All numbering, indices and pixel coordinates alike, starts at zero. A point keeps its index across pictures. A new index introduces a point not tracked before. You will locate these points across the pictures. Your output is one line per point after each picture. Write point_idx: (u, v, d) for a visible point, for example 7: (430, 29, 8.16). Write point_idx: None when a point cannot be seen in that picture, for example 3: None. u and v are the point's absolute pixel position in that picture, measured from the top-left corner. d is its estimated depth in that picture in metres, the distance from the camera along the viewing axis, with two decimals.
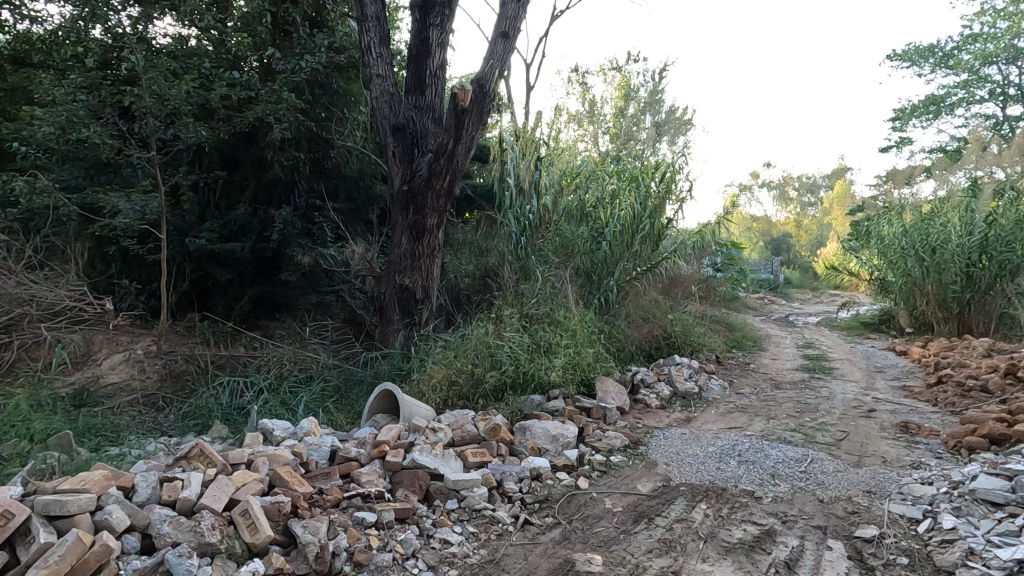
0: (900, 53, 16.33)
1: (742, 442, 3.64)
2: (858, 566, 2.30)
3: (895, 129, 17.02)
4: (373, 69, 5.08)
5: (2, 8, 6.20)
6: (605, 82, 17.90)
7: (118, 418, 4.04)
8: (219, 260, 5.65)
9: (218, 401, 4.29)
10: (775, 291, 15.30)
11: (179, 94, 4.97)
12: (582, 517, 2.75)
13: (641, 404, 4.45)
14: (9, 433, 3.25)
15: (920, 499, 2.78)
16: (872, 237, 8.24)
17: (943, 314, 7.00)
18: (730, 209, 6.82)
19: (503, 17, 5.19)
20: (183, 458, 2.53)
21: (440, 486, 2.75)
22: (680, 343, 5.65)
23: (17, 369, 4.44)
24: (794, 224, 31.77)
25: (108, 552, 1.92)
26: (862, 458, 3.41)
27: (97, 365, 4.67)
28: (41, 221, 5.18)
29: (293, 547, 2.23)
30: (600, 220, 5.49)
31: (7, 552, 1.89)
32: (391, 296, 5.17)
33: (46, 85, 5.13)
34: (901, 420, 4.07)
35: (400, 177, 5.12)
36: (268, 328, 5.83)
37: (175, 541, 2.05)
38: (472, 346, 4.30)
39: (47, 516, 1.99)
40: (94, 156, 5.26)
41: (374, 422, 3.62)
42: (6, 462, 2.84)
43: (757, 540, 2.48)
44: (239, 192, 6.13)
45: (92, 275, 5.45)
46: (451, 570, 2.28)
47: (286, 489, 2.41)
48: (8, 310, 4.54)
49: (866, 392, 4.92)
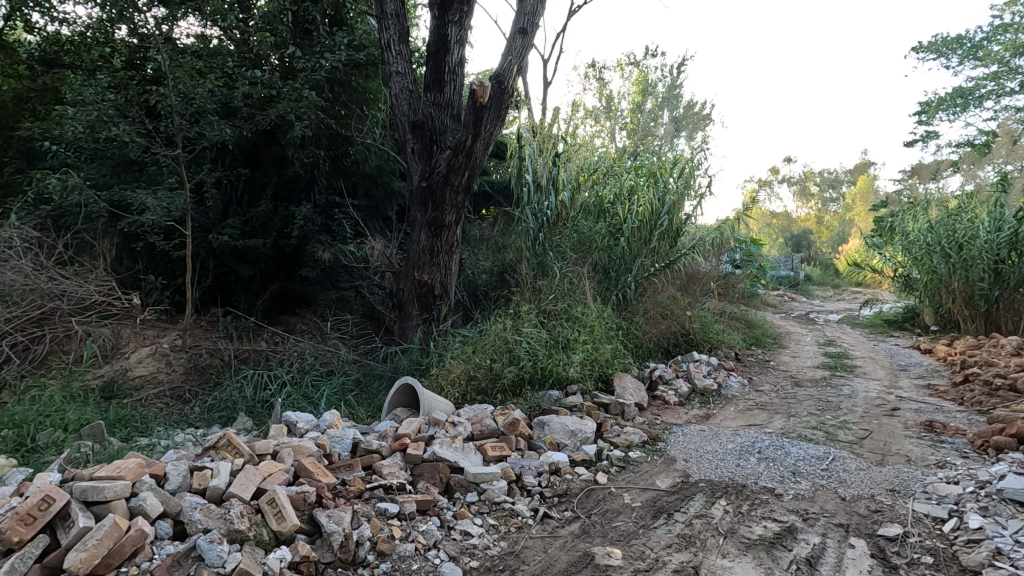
0: (926, 45, 15.96)
1: (762, 439, 3.61)
2: (881, 565, 2.28)
3: (920, 123, 16.64)
4: (393, 66, 5.13)
5: (34, 11, 6.39)
6: (622, 77, 17.71)
7: (146, 409, 4.15)
8: (241, 257, 5.74)
9: (242, 394, 4.39)
10: (795, 288, 15.03)
11: (203, 92, 5.07)
12: (601, 511, 2.76)
13: (659, 401, 4.45)
14: (44, 423, 3.36)
15: (945, 499, 2.73)
16: (896, 233, 8.08)
17: (970, 312, 6.84)
18: (750, 205, 6.73)
19: (521, 13, 5.20)
20: (211, 447, 2.59)
21: (460, 479, 2.78)
22: (699, 340, 5.60)
23: (50, 361, 4.57)
24: (815, 221, 31.22)
25: (143, 537, 1.98)
26: (886, 457, 3.35)
27: (125, 359, 4.76)
28: (72, 218, 5.34)
29: (318, 536, 2.27)
30: (618, 217, 5.45)
31: (48, 535, 1.97)
32: (410, 292, 5.21)
33: (76, 85, 5.25)
34: (925, 419, 4.00)
35: (419, 174, 5.18)
36: (289, 323, 5.93)
37: (206, 528, 2.10)
38: (490, 341, 4.34)
39: (85, 502, 2.06)
40: (122, 154, 5.40)
41: (394, 415, 3.67)
42: (43, 451, 2.95)
43: (778, 537, 2.47)
44: (261, 190, 6.24)
45: (120, 271, 5.59)
46: (472, 561, 2.31)
47: (311, 480, 2.47)
48: (40, 304, 4.71)
49: (889, 391, 4.85)
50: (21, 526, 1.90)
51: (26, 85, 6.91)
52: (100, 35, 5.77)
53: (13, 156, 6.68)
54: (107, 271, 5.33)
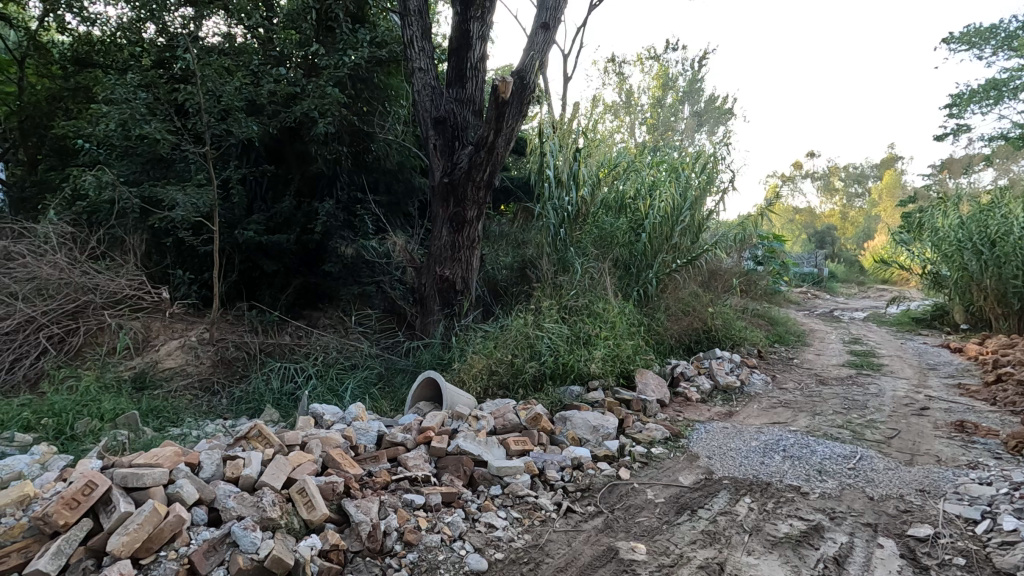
0: (958, 35, 15.50)
1: (787, 437, 3.57)
2: (912, 565, 2.25)
3: (951, 116, 16.19)
4: (416, 63, 5.15)
5: (65, 12, 6.56)
6: (642, 71, 17.42)
7: (176, 400, 4.26)
8: (266, 252, 5.85)
9: (269, 386, 4.49)
10: (819, 285, 14.80)
11: (231, 90, 5.23)
12: (624, 506, 2.77)
13: (681, 397, 4.43)
14: (82, 412, 3.48)
15: (978, 500, 2.68)
16: (925, 229, 7.88)
17: (1002, 310, 6.65)
18: (774, 200, 6.61)
19: (543, 7, 5.18)
20: (243, 438, 2.65)
21: (484, 473, 2.82)
22: (721, 337, 5.55)
23: (84, 353, 4.70)
24: (839, 217, 30.60)
25: (181, 522, 2.05)
26: (915, 457, 3.30)
27: (155, 351, 4.87)
28: (105, 215, 5.49)
29: (346, 525, 2.31)
30: (640, 212, 5.41)
31: (92, 519, 2.04)
32: (432, 287, 5.26)
33: (109, 84, 5.38)
34: (956, 419, 3.91)
35: (441, 169, 5.20)
36: (312, 318, 6.01)
37: (240, 515, 2.15)
38: (512, 336, 4.35)
39: (125, 488, 2.13)
40: (151, 151, 5.52)
41: (417, 408, 3.72)
42: (81, 440, 3.05)
43: (804, 536, 2.45)
44: (285, 186, 6.34)
45: (149, 265, 5.73)
46: (497, 553, 2.34)
47: (339, 471, 2.52)
48: (75, 298, 4.85)
49: (918, 390, 4.74)
50: (67, 509, 1.98)
51: (60, 84, 7.08)
52: (130, 35, 5.90)
53: (47, 154, 6.91)
54: (137, 266, 5.47)
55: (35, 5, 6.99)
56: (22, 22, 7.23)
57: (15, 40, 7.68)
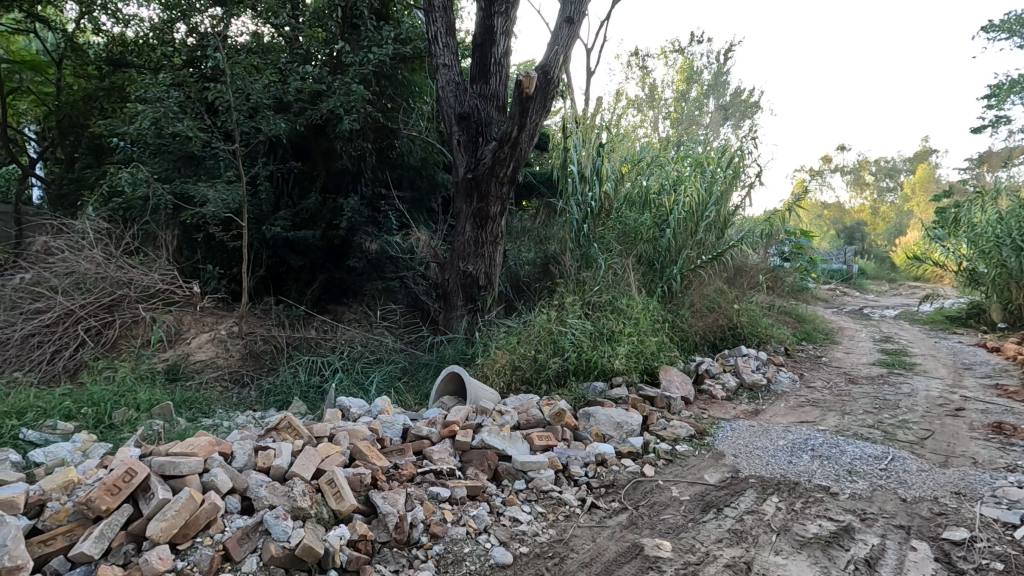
0: (998, 23, 14.91)
1: (815, 437, 3.51)
2: (947, 568, 2.19)
3: (990, 108, 15.62)
4: (440, 59, 5.16)
5: (100, 14, 6.76)
6: (666, 64, 17.18)
7: (208, 391, 4.38)
8: (293, 248, 5.97)
9: (297, 378, 4.59)
10: (848, 282, 14.49)
11: (259, 87, 5.31)
12: (649, 503, 2.75)
13: (706, 395, 4.38)
14: (119, 403, 3.59)
15: (1017, 504, 2.59)
16: (961, 225, 7.60)
17: None
18: (802, 195, 6.47)
19: (567, 1, 5.15)
20: (273, 429, 2.71)
21: (508, 467, 2.82)
22: (746, 334, 5.49)
23: (120, 345, 4.85)
24: (870, 212, 29.83)
25: (216, 510, 2.11)
26: (949, 458, 3.22)
27: (187, 343, 4.99)
28: (139, 211, 5.65)
29: (374, 516, 2.35)
30: (664, 206, 5.35)
31: (132, 505, 2.11)
32: (455, 282, 5.29)
33: (142, 83, 5.50)
34: (993, 420, 3.80)
35: (464, 166, 5.21)
36: (337, 312, 6.11)
37: (272, 504, 2.20)
38: (535, 332, 4.35)
39: (162, 476, 2.20)
40: (183, 149, 5.64)
41: (440, 403, 3.75)
42: (119, 428, 3.16)
43: (834, 536, 2.41)
44: (311, 182, 6.43)
45: (181, 260, 5.88)
46: (522, 547, 2.35)
47: (365, 463, 2.56)
48: (111, 292, 5.01)
49: (952, 390, 4.61)
50: (109, 495, 2.05)
51: (95, 84, 7.21)
52: (162, 35, 6.04)
53: (84, 152, 7.14)
54: (169, 261, 5.61)
55: (73, 8, 7.25)
56: (60, 24, 7.50)
57: (53, 41, 7.95)
